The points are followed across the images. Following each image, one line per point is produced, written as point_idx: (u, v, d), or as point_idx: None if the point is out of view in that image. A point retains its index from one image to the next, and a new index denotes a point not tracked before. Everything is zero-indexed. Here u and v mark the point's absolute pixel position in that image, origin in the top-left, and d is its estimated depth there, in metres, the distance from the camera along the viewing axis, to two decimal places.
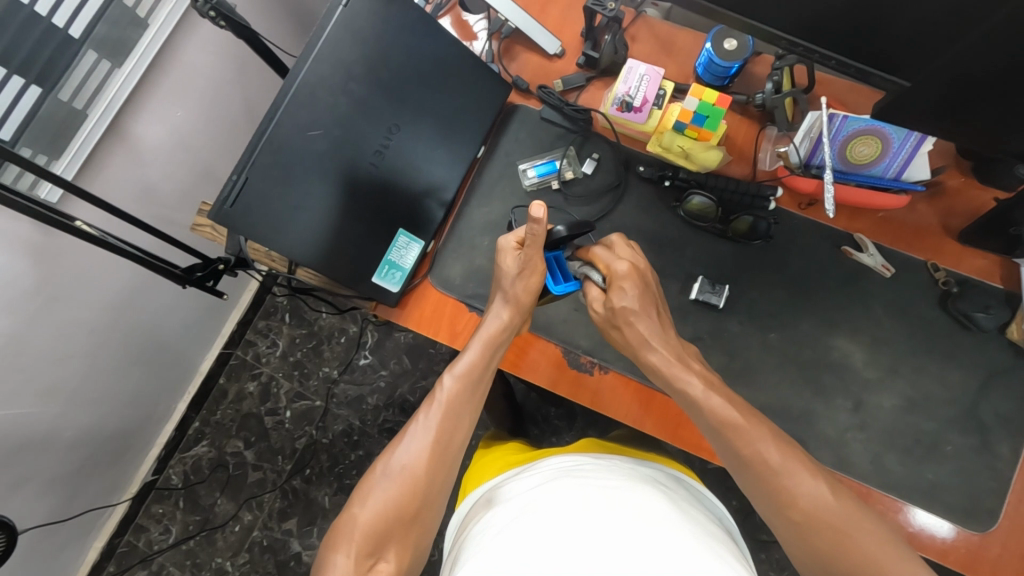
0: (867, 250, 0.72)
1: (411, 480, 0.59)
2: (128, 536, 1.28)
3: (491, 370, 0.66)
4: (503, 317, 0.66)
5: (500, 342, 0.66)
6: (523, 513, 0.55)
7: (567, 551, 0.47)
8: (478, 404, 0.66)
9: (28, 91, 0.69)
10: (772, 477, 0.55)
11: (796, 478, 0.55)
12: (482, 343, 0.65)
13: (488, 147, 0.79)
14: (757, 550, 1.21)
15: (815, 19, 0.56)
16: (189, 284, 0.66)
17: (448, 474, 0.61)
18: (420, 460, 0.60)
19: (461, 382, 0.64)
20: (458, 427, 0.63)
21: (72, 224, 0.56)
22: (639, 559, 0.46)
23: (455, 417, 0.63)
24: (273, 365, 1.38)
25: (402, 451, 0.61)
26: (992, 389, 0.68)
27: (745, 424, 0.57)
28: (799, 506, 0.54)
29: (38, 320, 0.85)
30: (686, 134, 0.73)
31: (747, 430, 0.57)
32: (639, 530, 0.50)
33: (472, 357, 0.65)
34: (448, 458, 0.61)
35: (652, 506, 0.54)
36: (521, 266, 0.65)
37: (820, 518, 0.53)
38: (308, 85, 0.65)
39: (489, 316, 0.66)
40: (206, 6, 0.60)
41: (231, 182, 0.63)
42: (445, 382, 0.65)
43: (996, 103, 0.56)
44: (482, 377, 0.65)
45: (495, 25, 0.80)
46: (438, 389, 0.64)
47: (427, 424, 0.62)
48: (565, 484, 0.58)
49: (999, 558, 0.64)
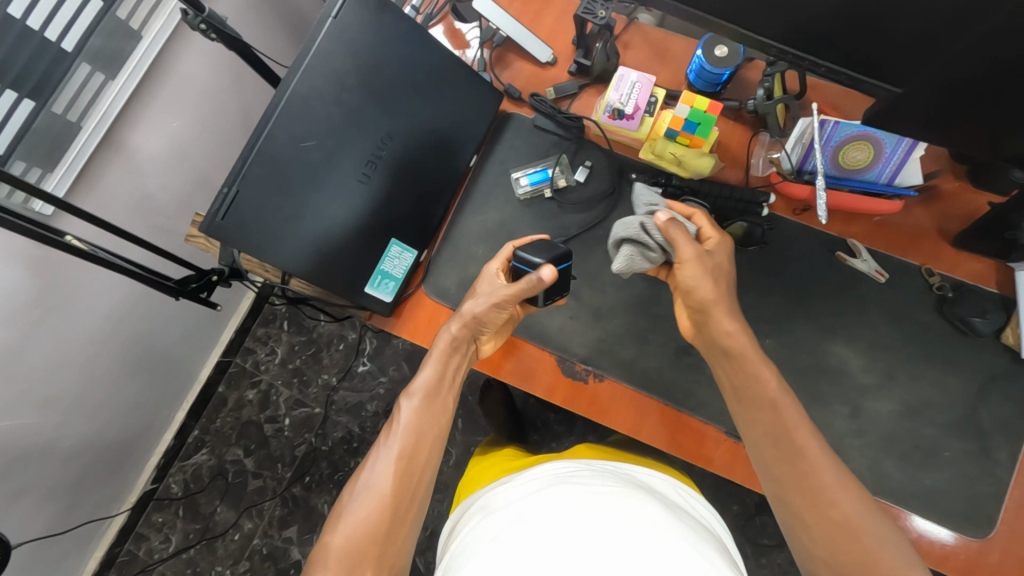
0: (861, 256, 0.71)
1: (380, 502, 0.58)
2: (128, 546, 1.28)
3: (449, 383, 0.67)
4: (453, 330, 0.67)
5: (452, 354, 0.67)
6: (517, 519, 0.55)
7: (562, 554, 0.47)
8: (442, 419, 0.65)
9: (22, 104, 0.69)
10: (804, 468, 0.56)
11: (828, 471, 0.56)
12: (438, 358, 0.66)
13: (481, 155, 0.79)
14: (759, 554, 1.20)
15: (806, 25, 0.56)
16: (183, 296, 0.66)
17: (417, 491, 0.61)
18: (386, 479, 0.59)
19: (422, 398, 0.65)
20: (423, 442, 0.63)
21: (63, 239, 0.56)
22: (629, 564, 0.46)
23: (418, 435, 0.63)
24: (273, 372, 1.38)
25: (368, 474, 0.60)
26: (990, 395, 0.67)
27: (788, 411, 0.58)
28: (825, 492, 0.55)
29: (36, 332, 0.85)
30: (678, 141, 0.74)
31: (789, 417, 0.58)
32: (628, 533, 0.50)
33: (427, 373, 0.66)
34: (416, 474, 0.61)
35: (645, 511, 0.55)
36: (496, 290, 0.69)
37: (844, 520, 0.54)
38: (299, 96, 0.65)
39: (446, 332, 0.67)
40: (196, 18, 0.60)
41: (222, 194, 0.63)
42: (404, 403, 0.65)
43: (988, 108, 0.55)
44: (442, 388, 0.66)
45: (487, 34, 0.80)
46: (397, 411, 0.64)
47: (392, 444, 0.62)
48: (557, 489, 0.58)
49: (999, 565, 0.64)
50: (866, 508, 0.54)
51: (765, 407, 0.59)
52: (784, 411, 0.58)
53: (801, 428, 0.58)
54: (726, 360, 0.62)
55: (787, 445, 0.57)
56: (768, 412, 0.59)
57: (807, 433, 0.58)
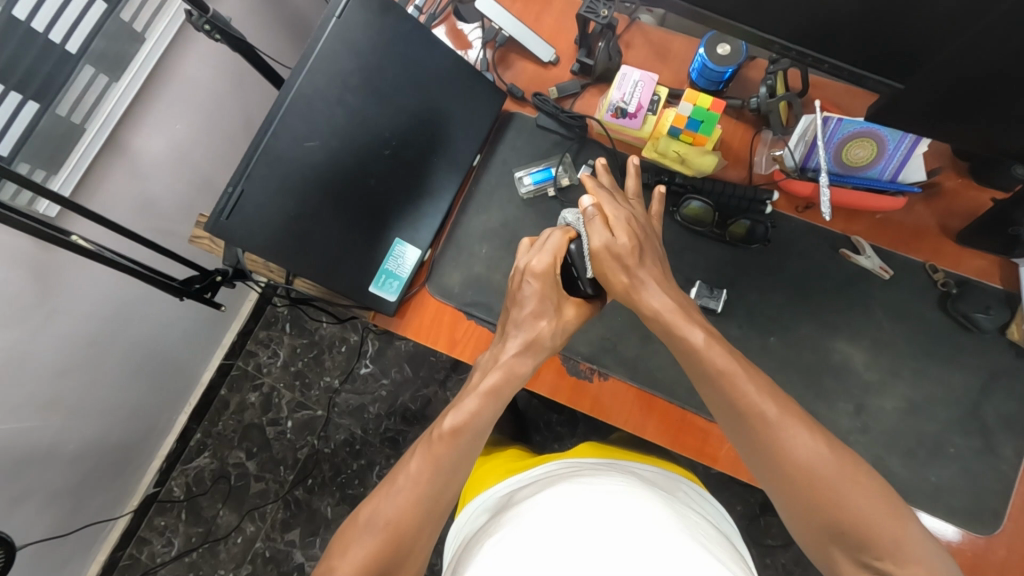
0: (866, 252, 0.71)
1: (393, 535, 0.56)
2: (130, 549, 1.27)
3: (491, 420, 0.63)
4: (514, 365, 0.64)
5: (501, 394, 0.63)
6: (520, 521, 0.55)
7: (564, 550, 0.47)
8: (475, 457, 0.62)
9: (26, 106, 0.69)
10: (766, 431, 0.53)
11: (788, 433, 0.52)
12: (486, 391, 0.63)
13: (484, 154, 0.80)
14: (763, 555, 1.20)
15: (811, 24, 0.56)
16: (187, 296, 0.66)
17: (434, 528, 0.58)
18: (402, 514, 0.57)
19: (461, 431, 0.60)
20: (452, 477, 0.59)
21: (69, 239, 0.56)
22: (637, 560, 0.46)
23: (446, 471, 0.59)
24: (275, 375, 1.38)
25: (386, 504, 0.57)
26: (993, 391, 0.67)
27: (718, 363, 0.55)
28: (795, 461, 0.51)
29: (40, 334, 0.86)
30: (681, 139, 0.74)
31: (741, 382, 0.54)
32: (629, 531, 0.50)
33: (472, 407, 0.62)
34: (434, 515, 0.58)
35: (648, 509, 0.54)
36: (540, 297, 0.65)
37: (751, 413, 0.53)
38: (304, 97, 0.64)
39: (504, 360, 0.64)
40: (201, 19, 0.60)
41: (227, 193, 0.62)
42: (442, 431, 0.61)
43: (995, 107, 0.55)
44: (483, 430, 0.62)
45: (489, 34, 0.81)
46: (434, 441, 0.60)
47: (416, 476, 0.59)
48: (558, 489, 0.58)
49: (1005, 560, 0.64)
50: (804, 425, 0.53)
51: (712, 374, 0.55)
52: (736, 382, 0.54)
53: (752, 383, 0.54)
54: (670, 338, 0.58)
55: (755, 415, 0.53)
56: (716, 377, 0.55)
57: (756, 387, 0.54)
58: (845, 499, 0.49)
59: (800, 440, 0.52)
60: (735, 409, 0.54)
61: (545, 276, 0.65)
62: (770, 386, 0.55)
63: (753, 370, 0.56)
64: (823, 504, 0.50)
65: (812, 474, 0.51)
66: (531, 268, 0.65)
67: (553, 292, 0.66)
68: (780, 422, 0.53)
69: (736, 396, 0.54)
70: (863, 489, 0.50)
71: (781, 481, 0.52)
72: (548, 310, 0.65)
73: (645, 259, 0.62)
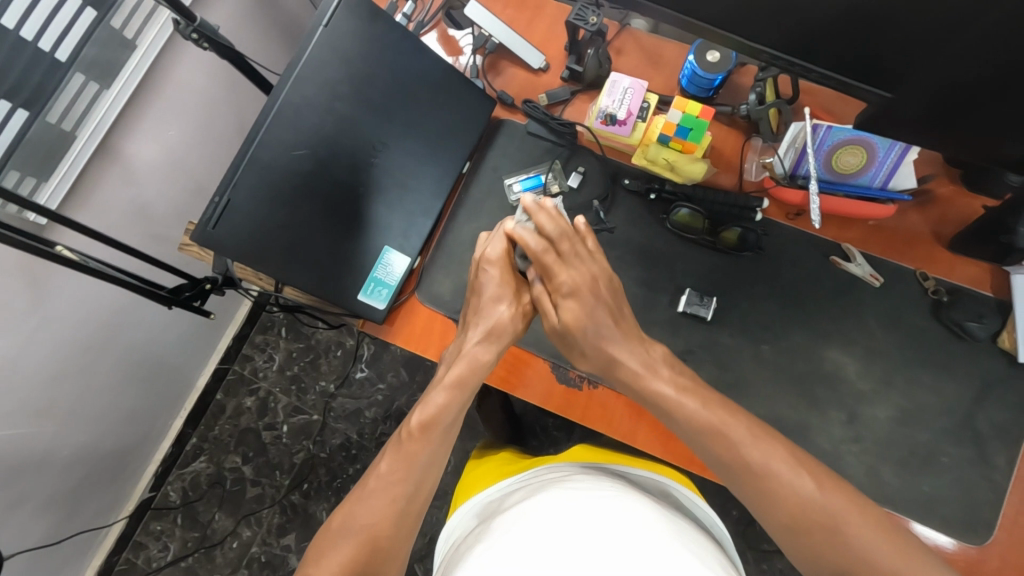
0: (856, 260, 0.71)
1: (367, 537, 0.56)
2: (126, 555, 1.27)
3: (461, 411, 0.64)
4: (480, 354, 0.63)
5: (471, 385, 0.63)
6: (508, 525, 0.55)
7: (549, 552, 0.47)
8: (446, 453, 0.62)
9: (15, 114, 0.68)
10: (760, 481, 0.57)
11: (785, 476, 0.56)
12: (453, 384, 0.63)
13: (474, 161, 0.79)
14: (759, 560, 1.20)
15: (798, 33, 0.56)
16: (176, 304, 0.65)
17: (409, 531, 0.59)
18: (379, 517, 0.57)
19: (430, 426, 0.61)
20: (427, 475, 0.60)
21: (55, 250, 0.55)
22: (619, 560, 0.46)
23: (419, 471, 0.59)
24: (271, 379, 1.38)
25: (362, 508, 0.58)
26: (986, 399, 0.67)
27: (711, 419, 0.59)
28: (792, 508, 0.56)
29: (33, 341, 0.86)
30: (670, 147, 0.73)
31: (729, 436, 0.58)
32: (612, 532, 0.50)
33: (439, 400, 0.62)
34: (410, 516, 0.58)
35: (632, 512, 0.54)
36: (497, 287, 0.65)
37: (745, 464, 0.58)
38: (291, 106, 0.65)
39: (469, 351, 0.64)
40: (188, 28, 0.60)
41: (213, 204, 0.63)
42: (412, 427, 0.61)
43: (983, 114, 0.55)
44: (450, 424, 0.62)
45: (479, 41, 0.80)
46: (406, 439, 0.61)
47: (391, 477, 0.59)
48: (546, 494, 0.58)
49: (998, 571, 0.63)
50: (797, 468, 0.57)
51: (704, 432, 0.59)
52: (728, 433, 0.58)
53: (738, 433, 0.58)
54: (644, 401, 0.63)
55: (752, 465, 0.57)
56: (710, 434, 0.59)
57: (738, 421, 0.59)
58: (842, 537, 0.54)
59: (793, 479, 0.56)
60: (723, 461, 0.59)
61: (500, 264, 0.66)
62: (754, 428, 0.59)
63: (737, 412, 0.60)
64: (827, 542, 0.54)
65: (806, 518, 0.55)
66: (486, 256, 0.66)
67: (509, 276, 0.66)
68: (780, 472, 0.57)
69: (731, 450, 0.58)
70: (855, 523, 0.54)
71: (783, 531, 0.57)
72: (504, 295, 0.65)
73: (600, 324, 0.64)
